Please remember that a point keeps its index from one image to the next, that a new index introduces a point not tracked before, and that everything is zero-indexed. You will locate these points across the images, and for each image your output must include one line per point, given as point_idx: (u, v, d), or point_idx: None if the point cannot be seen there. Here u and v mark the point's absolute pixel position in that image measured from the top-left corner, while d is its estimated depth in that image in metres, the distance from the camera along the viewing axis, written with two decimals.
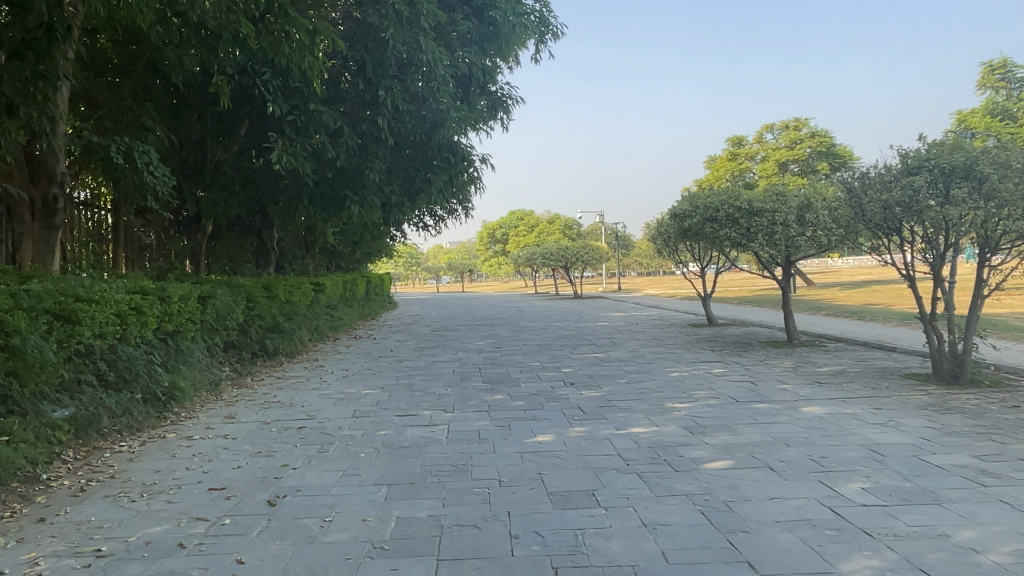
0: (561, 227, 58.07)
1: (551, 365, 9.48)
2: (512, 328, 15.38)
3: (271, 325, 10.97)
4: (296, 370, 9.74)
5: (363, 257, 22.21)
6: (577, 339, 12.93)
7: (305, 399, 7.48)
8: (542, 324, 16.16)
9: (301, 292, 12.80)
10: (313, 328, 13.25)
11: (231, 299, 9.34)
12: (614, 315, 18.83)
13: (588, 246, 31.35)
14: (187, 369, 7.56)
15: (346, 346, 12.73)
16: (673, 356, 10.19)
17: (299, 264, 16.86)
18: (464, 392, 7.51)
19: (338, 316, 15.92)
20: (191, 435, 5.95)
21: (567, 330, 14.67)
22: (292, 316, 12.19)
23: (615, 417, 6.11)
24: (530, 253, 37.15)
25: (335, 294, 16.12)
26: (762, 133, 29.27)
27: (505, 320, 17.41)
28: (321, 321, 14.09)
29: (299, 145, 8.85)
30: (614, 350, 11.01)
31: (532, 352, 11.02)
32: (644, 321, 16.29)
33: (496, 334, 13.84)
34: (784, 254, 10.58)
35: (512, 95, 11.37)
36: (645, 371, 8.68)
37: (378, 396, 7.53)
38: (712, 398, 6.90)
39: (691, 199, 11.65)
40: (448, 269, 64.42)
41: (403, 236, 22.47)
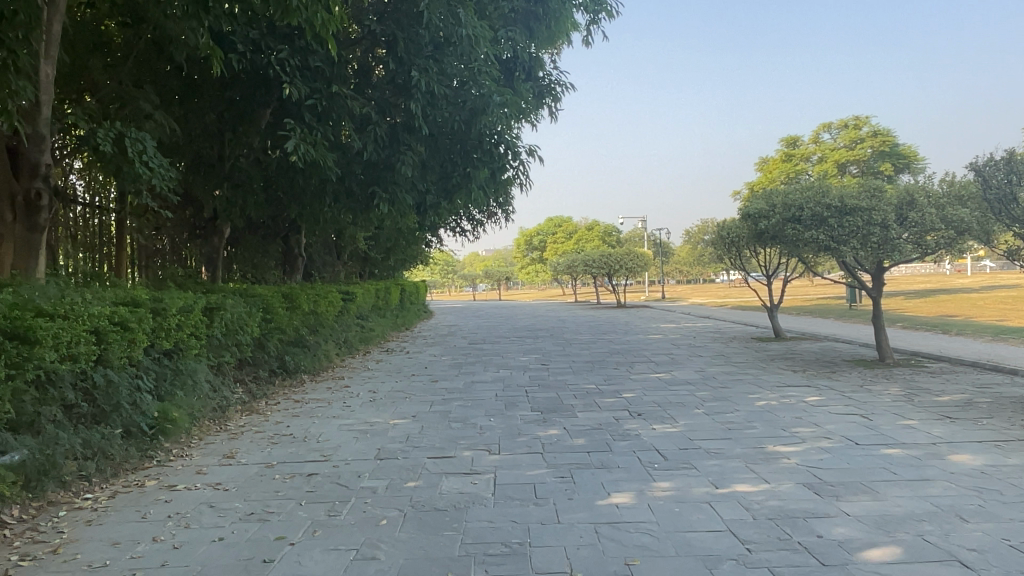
0: (601, 234, 56.54)
1: (610, 388, 8.16)
2: (557, 341, 14.09)
3: (291, 339, 9.85)
4: (317, 392, 8.58)
5: (397, 264, 21.10)
6: (632, 354, 11.59)
7: (322, 431, 6.27)
8: (589, 337, 14.82)
9: (328, 302, 11.68)
10: (339, 342, 12.13)
11: (245, 310, 8.22)
12: (666, 326, 17.39)
13: (632, 253, 29.89)
14: (186, 394, 6.44)
15: (376, 362, 11.56)
16: (750, 377, 8.80)
17: (329, 271, 15.83)
18: (512, 425, 6.24)
19: (369, 327, 14.79)
20: (174, 484, 4.77)
21: (618, 344, 13.31)
22: (317, 328, 11.06)
23: (707, 467, 4.78)
24: (571, 260, 35.81)
25: (366, 303, 15.01)
26: (819, 132, 27.55)
27: (549, 332, 16.10)
28: (350, 333, 12.99)
29: (321, 134, 7.66)
30: (678, 369, 9.65)
31: (584, 371, 9.71)
32: (702, 334, 14.84)
33: (540, 349, 12.55)
34: (880, 260, 9.09)
35: (562, 82, 10.12)
36: (725, 398, 7.30)
37: (409, 428, 6.29)
38: (822, 439, 5.52)
39: (767, 196, 10.23)
40: (484, 276, 63.31)
41: (440, 241, 21.31)
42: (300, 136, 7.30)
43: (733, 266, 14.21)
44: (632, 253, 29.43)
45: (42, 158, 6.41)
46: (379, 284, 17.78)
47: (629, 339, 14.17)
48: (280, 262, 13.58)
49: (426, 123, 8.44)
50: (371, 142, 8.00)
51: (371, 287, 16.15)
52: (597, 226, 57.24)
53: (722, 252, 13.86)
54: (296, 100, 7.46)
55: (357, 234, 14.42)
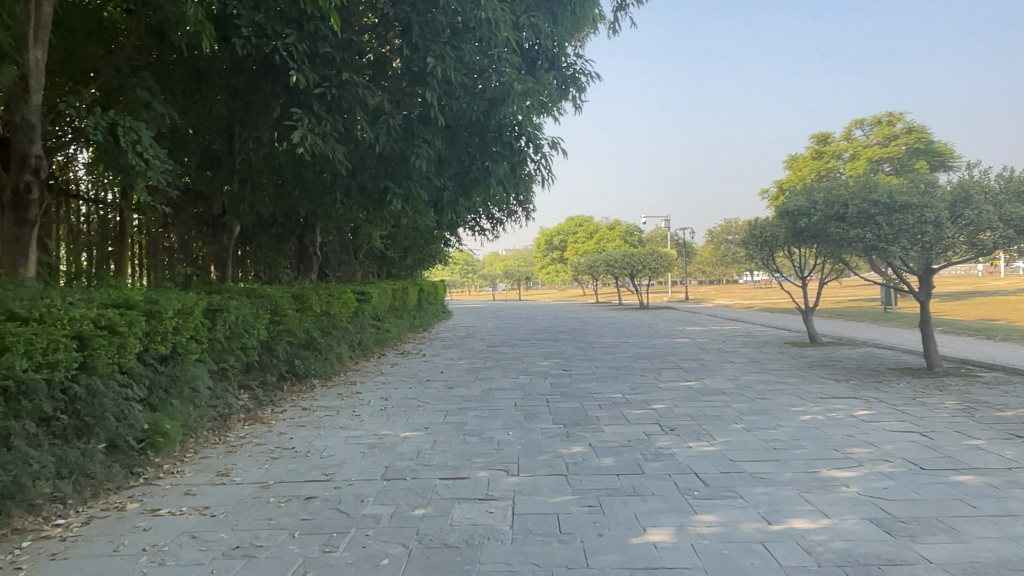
0: (623, 234, 55.78)
1: (639, 398, 7.61)
2: (580, 345, 13.52)
3: (302, 342, 9.37)
4: (327, 398, 8.11)
5: (415, 264, 20.64)
6: (659, 359, 11.01)
7: (326, 445, 5.77)
8: (613, 340, 14.25)
9: (342, 303, 11.21)
10: (353, 345, 11.65)
11: (251, 311, 7.76)
12: (693, 329, 16.77)
13: (656, 253, 29.18)
14: (182, 403, 5.98)
15: (391, 366, 11.06)
16: (789, 387, 8.19)
17: (345, 271, 15.42)
18: (533, 440, 5.71)
19: (385, 328, 14.33)
20: (158, 509, 4.30)
21: (643, 348, 12.72)
22: (330, 331, 10.60)
23: (755, 495, 4.22)
24: (592, 260, 35.16)
25: (382, 303, 14.55)
26: (851, 129, 26.70)
27: (571, 335, 15.54)
28: (365, 335, 12.53)
29: (331, 125, 7.15)
30: (710, 376, 9.06)
31: (609, 378, 9.15)
32: (732, 338, 14.20)
33: (563, 353, 12.01)
34: (931, 260, 8.44)
35: (588, 71, 9.58)
36: (765, 411, 6.72)
37: (421, 442, 5.79)
38: (881, 462, 4.93)
39: (806, 193, 9.60)
40: (504, 276, 62.82)
41: (459, 240, 20.81)
42: (308, 126, 6.81)
43: (764, 267, 13.56)
44: (655, 253, 28.73)
45: (31, 150, 5.98)
46: (397, 284, 17.33)
47: (655, 343, 13.58)
48: (295, 262, 13.17)
49: (442, 114, 7.92)
50: (383, 134, 7.49)
51: (388, 287, 15.69)
52: (619, 226, 56.47)
53: (754, 252, 13.21)
54: (304, 87, 6.97)
55: (373, 232, 13.96)
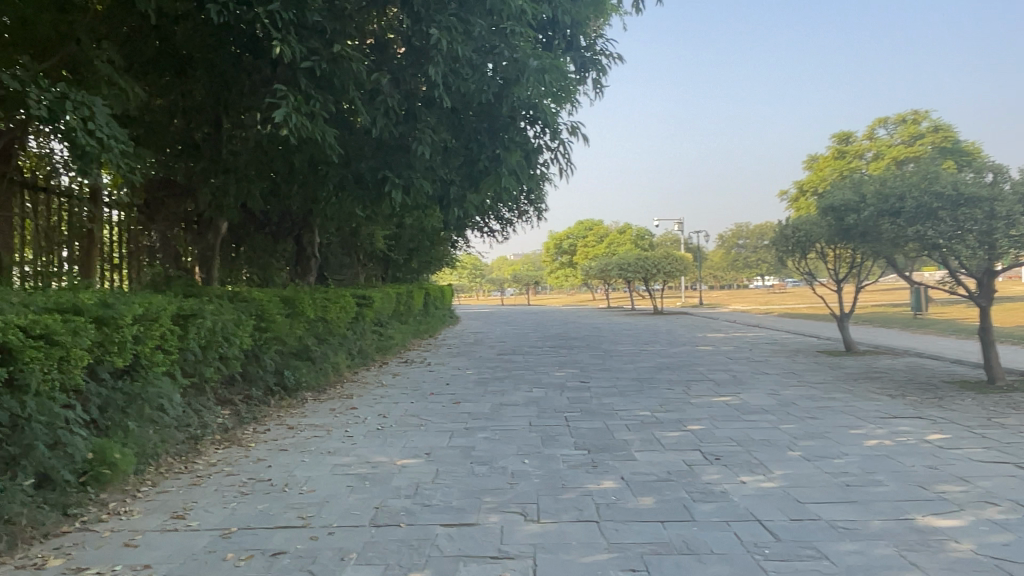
0: (634, 238, 54.82)
1: (671, 417, 6.67)
2: (595, 353, 12.57)
3: (292, 352, 8.49)
4: (317, 415, 7.21)
5: (422, 267, 19.77)
6: (685, 370, 10.07)
7: (309, 476, 4.87)
8: (631, 348, 13.31)
9: (340, 306, 10.32)
10: (351, 353, 10.76)
11: (232, 317, 6.87)
12: (714, 336, 15.79)
13: (670, 256, 28.12)
14: (141, 425, 5.11)
15: (393, 376, 10.14)
16: (840, 404, 7.24)
17: (345, 274, 14.57)
18: (554, 473, 4.78)
19: (388, 335, 13.46)
20: (85, 568, 3.39)
21: (665, 358, 11.79)
22: (326, 338, 9.70)
23: (845, 556, 3.30)
24: (604, 263, 34.13)
25: (385, 308, 13.67)
26: (874, 127, 25.70)
27: (585, 342, 14.59)
28: (364, 342, 11.64)
29: (320, 104, 6.24)
30: (746, 391, 8.11)
31: (633, 392, 8.22)
32: (758, 346, 13.23)
33: (579, 363, 11.09)
34: (999, 261, 7.48)
35: (610, 53, 8.66)
36: (820, 435, 5.78)
37: (420, 473, 4.86)
38: (986, 506, 3.99)
39: (854, 187, 8.65)
40: (514, 281, 62.00)
41: (466, 242, 19.90)
42: (292, 103, 5.91)
43: (796, 270, 12.58)
44: (670, 256, 27.78)
45: None
46: (402, 288, 16.47)
47: (677, 351, 12.63)
48: (291, 263, 12.33)
49: (448, 95, 7.02)
50: (381, 116, 6.58)
51: (392, 291, 14.83)
52: (629, 230, 55.46)
53: (784, 254, 12.24)
54: (289, 60, 6.07)
55: (374, 231, 13.11)
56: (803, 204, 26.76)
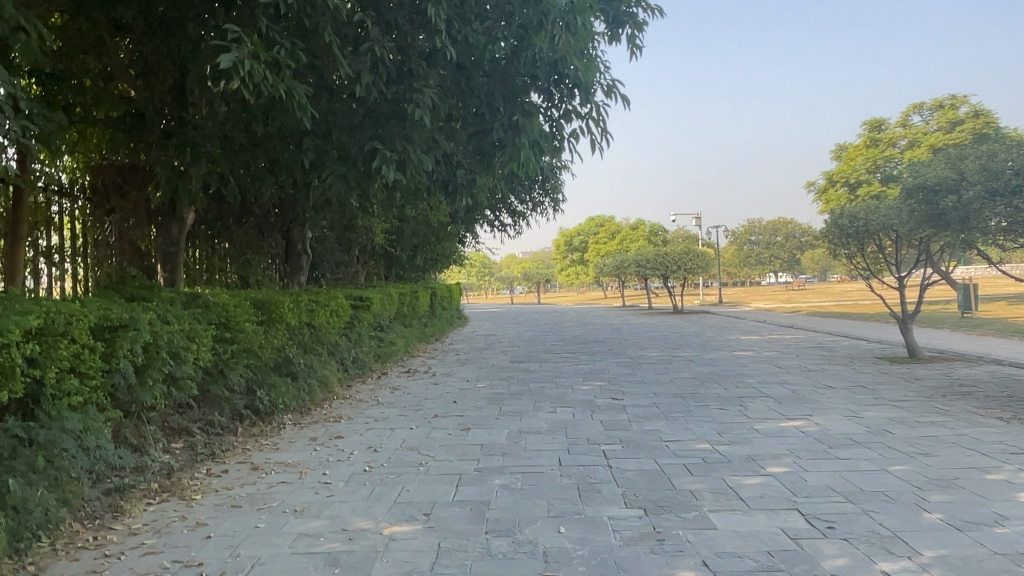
0: (647, 234, 53.14)
1: (740, 452, 5.21)
2: (622, 361, 11.11)
3: (269, 366, 7.10)
4: (293, 448, 5.80)
5: (426, 265, 18.29)
6: (733, 384, 8.59)
7: (258, 558, 3.43)
8: (662, 355, 11.82)
9: (331, 309, 8.91)
10: (345, 364, 9.36)
11: (183, 327, 5.46)
12: (750, 340, 14.30)
13: (691, 252, 26.48)
14: (35, 482, 3.72)
15: (391, 391, 8.71)
16: (947, 432, 5.78)
17: (342, 272, 13.21)
18: (607, 554, 3.34)
19: (388, 341, 12.02)
20: None
21: (704, 366, 10.31)
22: (311, 348, 8.29)
23: None
24: (619, 261, 32.55)
25: (385, 310, 12.24)
26: (908, 114, 24.11)
27: (608, 347, 13.12)
28: (360, 349, 10.23)
29: (287, 52, 4.78)
30: (818, 412, 6.66)
31: (680, 413, 6.76)
32: (806, 351, 11.74)
33: (606, 374, 9.61)
34: None
35: (650, 6, 7.18)
36: (951, 485, 4.33)
37: (414, 553, 3.43)
38: None
39: (951, 162, 7.17)
40: (524, 279, 60.49)
41: (475, 238, 18.43)
42: (248, 47, 4.46)
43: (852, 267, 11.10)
44: (690, 252, 26.13)
45: None
46: (404, 287, 15.00)
47: (715, 359, 11.15)
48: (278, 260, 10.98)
49: (453, 47, 5.57)
50: (367, 70, 5.16)
51: (393, 291, 13.39)
52: (642, 226, 53.78)
53: (843, 244, 10.82)
54: None
55: (372, 224, 11.69)
56: (833, 196, 25.14)
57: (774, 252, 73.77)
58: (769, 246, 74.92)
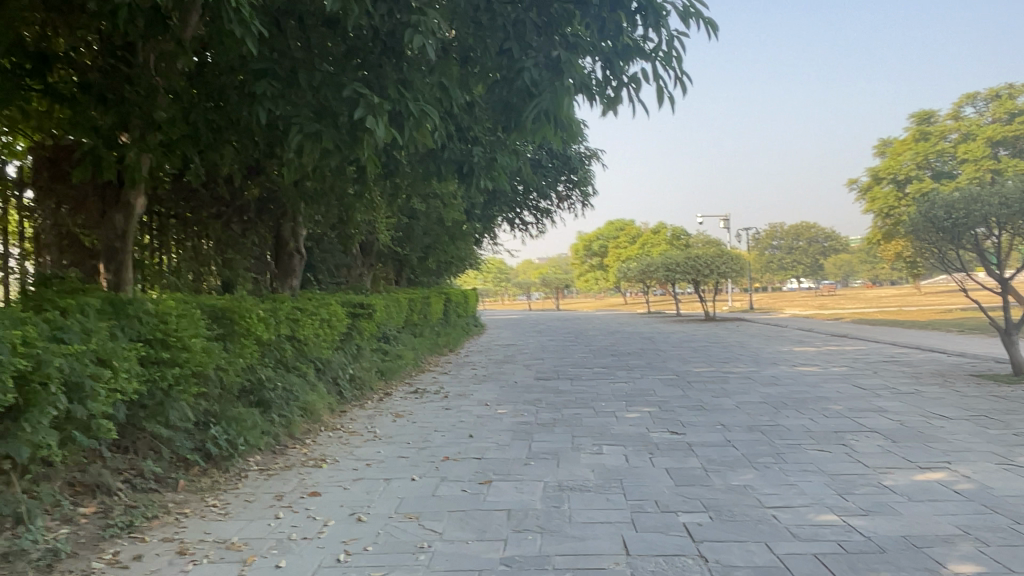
0: (669, 238, 51.18)
1: (888, 531, 3.56)
2: (668, 379, 9.44)
3: (234, 393, 5.55)
4: (247, 512, 4.21)
5: (440, 268, 16.70)
6: (816, 411, 6.90)
7: None
8: (712, 371, 10.14)
9: (321, 318, 7.36)
10: (339, 384, 7.81)
11: (91, 346, 3.92)
12: (806, 352, 12.54)
13: (725, 254, 24.50)
14: None
15: (393, 419, 7.12)
16: None
17: (339, 274, 11.74)
18: None
19: (394, 354, 10.44)
20: None
21: (768, 386, 8.62)
22: (291, 369, 6.71)
23: None
24: (644, 265, 30.68)
25: (391, 318, 10.68)
26: (960, 104, 22.19)
27: (645, 362, 11.42)
28: (359, 365, 8.67)
29: None
30: (957, 458, 4.98)
31: (769, 458, 5.11)
32: (882, 367, 9.98)
33: (653, 397, 7.97)
34: None
35: None
36: None
37: None
38: None
39: None
40: (542, 284, 58.75)
41: (493, 238, 16.74)
42: None
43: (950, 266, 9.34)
44: (724, 254, 24.19)
45: None
46: (414, 293, 13.41)
47: (776, 376, 9.47)
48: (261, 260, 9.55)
49: None
50: None
51: (401, 297, 11.82)
52: (664, 230, 51.86)
53: (937, 238, 9.10)
54: None
55: (374, 218, 10.16)
56: (878, 194, 23.23)
57: (798, 257, 71.57)
58: (792, 251, 72.82)
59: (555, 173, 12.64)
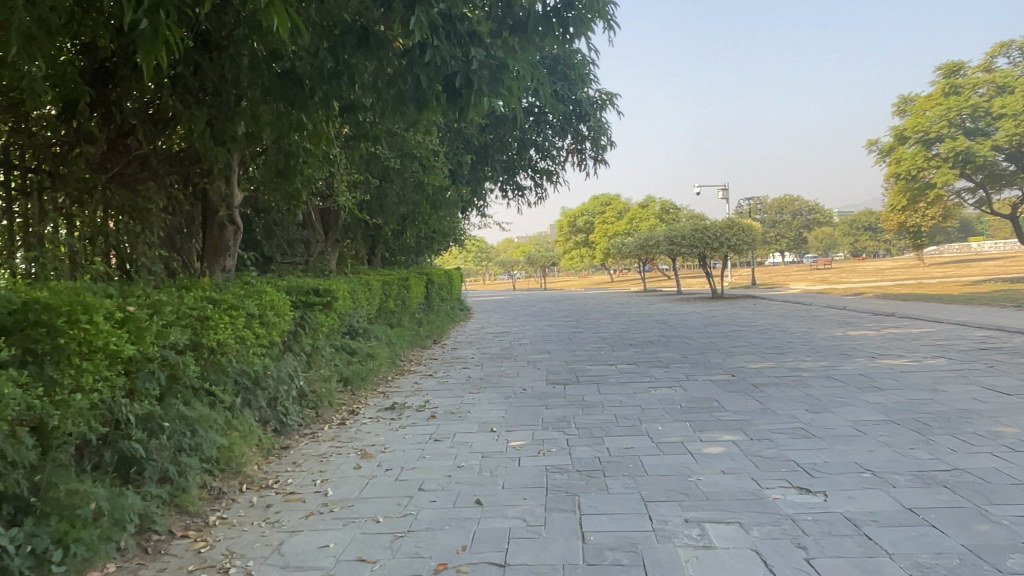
0: (658, 212, 48.88)
1: None
2: (725, 382, 7.17)
3: (65, 452, 3.20)
4: None
5: (419, 244, 14.24)
6: (984, 438, 4.68)
7: None
8: (774, 369, 7.87)
9: (246, 315, 4.96)
10: (278, 407, 5.44)
11: None
12: (867, 337, 10.37)
13: (736, 223, 22.12)
14: None
15: (355, 461, 4.77)
16: None
17: (286, 255, 9.37)
18: None
19: (363, 354, 8.07)
20: None
21: (870, 393, 6.37)
22: (190, 397, 4.36)
23: None
24: (640, 239, 28.32)
25: (359, 307, 8.30)
26: (993, 55, 20.18)
27: (680, 355, 9.16)
28: (309, 376, 6.29)
29: None
30: None
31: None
32: (991, 358, 7.83)
33: (727, 415, 5.67)
34: None
35: None
36: None
37: None
38: None
39: None
40: (526, 262, 56.21)
41: (482, 208, 14.34)
42: None
43: None
44: (735, 223, 21.86)
45: None
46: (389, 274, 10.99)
47: (865, 375, 7.22)
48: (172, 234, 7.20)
49: None
50: None
51: (371, 279, 9.41)
52: (652, 203, 49.60)
53: None
54: None
55: (332, 174, 7.77)
56: (904, 155, 21.14)
57: (785, 231, 69.89)
58: (779, 225, 71.25)
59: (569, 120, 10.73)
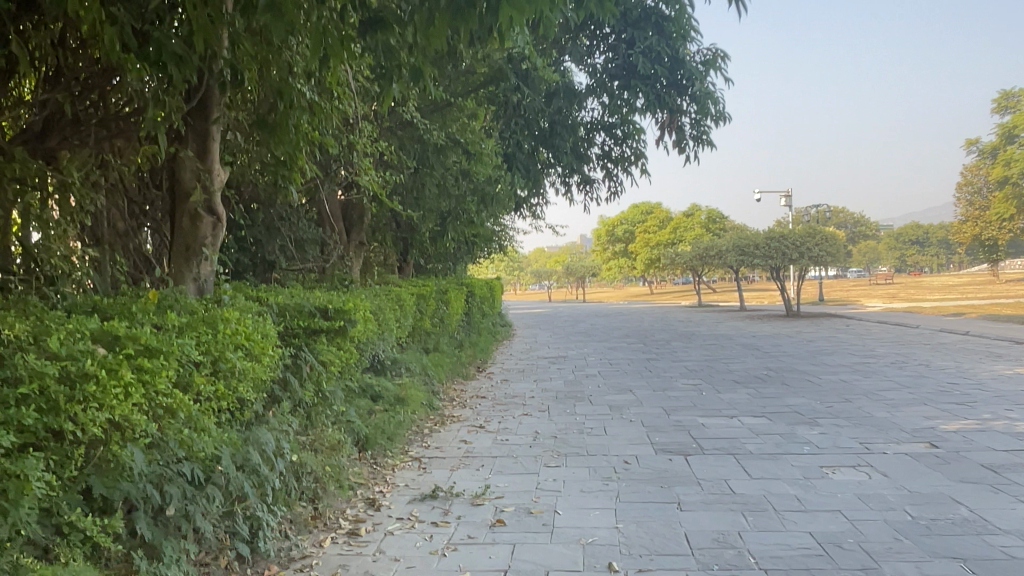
0: (706, 221, 46.01)
1: None
2: (933, 459, 4.76)
3: None
4: None
5: (458, 249, 11.93)
6: None
7: None
8: (984, 434, 5.41)
9: (178, 366, 2.72)
10: (237, 520, 3.14)
11: None
12: None
13: (814, 231, 19.45)
14: None
15: None
16: None
17: (291, 261, 7.15)
18: None
19: (391, 398, 5.81)
20: None
21: None
22: (20, 548, 2.11)
23: None
24: (696, 249, 25.66)
25: (386, 331, 6.05)
26: None
27: (819, 403, 6.73)
28: (304, 448, 4.01)
29: None
30: None
31: None
32: None
33: (1016, 545, 3.25)
34: None
35: None
36: None
37: None
38: None
39: None
40: (564, 272, 53.65)
41: (534, 207, 12.05)
42: None
43: None
44: (815, 231, 19.19)
45: None
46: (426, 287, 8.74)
47: None
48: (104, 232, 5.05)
49: None
50: None
51: (403, 293, 7.14)
52: (698, 212, 46.77)
53: None
54: None
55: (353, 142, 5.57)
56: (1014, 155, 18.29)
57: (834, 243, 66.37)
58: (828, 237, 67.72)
59: (665, 85, 8.77)
